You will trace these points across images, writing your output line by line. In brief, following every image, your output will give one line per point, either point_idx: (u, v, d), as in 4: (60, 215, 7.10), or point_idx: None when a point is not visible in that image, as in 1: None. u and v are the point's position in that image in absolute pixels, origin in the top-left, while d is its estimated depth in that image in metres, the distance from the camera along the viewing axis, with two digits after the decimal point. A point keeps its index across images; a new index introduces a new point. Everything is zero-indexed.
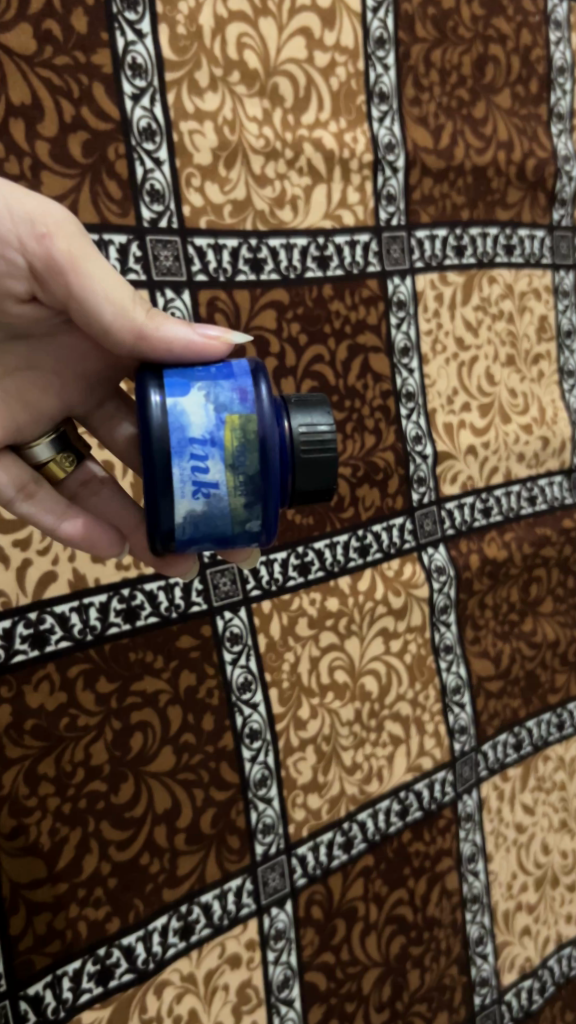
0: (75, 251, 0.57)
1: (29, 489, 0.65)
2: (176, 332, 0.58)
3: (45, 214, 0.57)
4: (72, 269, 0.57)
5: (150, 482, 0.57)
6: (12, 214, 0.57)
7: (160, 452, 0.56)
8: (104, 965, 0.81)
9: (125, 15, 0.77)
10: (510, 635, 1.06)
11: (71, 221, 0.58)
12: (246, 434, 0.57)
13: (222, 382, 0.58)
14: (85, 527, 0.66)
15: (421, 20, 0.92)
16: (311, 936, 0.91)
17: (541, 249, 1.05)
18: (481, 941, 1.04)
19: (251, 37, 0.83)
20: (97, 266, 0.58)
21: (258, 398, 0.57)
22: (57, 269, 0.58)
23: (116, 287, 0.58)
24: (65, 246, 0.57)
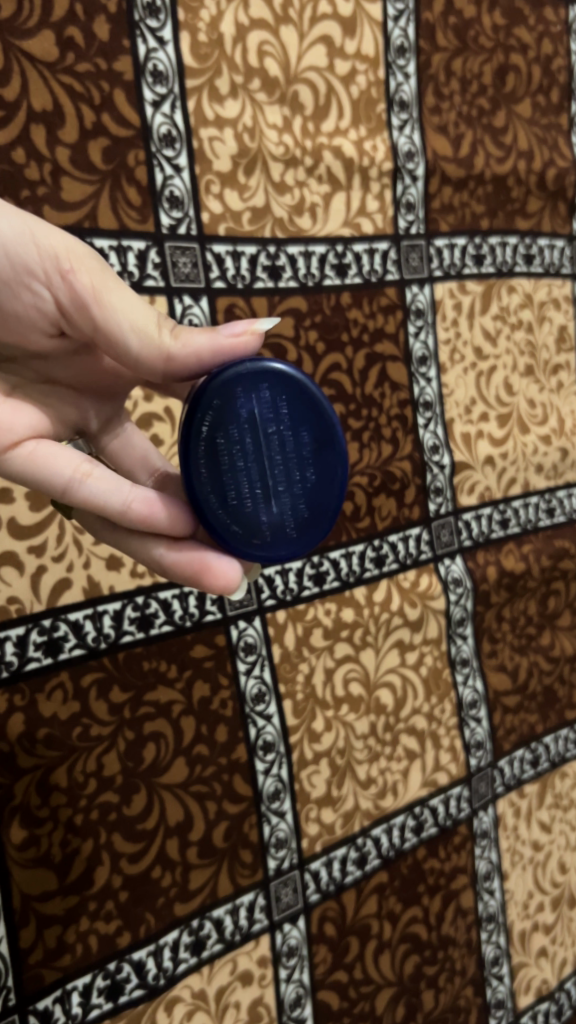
0: (101, 282, 0.55)
1: (86, 467, 0.57)
2: (207, 344, 0.56)
3: (71, 246, 0.56)
4: (97, 300, 0.55)
5: (323, 470, 0.58)
6: (35, 246, 0.55)
7: (321, 438, 0.58)
8: (114, 981, 0.80)
9: (147, 23, 0.77)
10: (528, 649, 1.04)
11: (91, 253, 0.56)
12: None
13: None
14: (155, 496, 0.57)
15: (442, 29, 0.92)
16: (323, 954, 0.90)
17: (560, 259, 1.05)
18: (497, 962, 1.02)
19: (272, 44, 0.83)
20: (123, 294, 0.56)
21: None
22: (81, 302, 0.56)
23: (143, 313, 0.56)
24: (90, 275, 0.55)
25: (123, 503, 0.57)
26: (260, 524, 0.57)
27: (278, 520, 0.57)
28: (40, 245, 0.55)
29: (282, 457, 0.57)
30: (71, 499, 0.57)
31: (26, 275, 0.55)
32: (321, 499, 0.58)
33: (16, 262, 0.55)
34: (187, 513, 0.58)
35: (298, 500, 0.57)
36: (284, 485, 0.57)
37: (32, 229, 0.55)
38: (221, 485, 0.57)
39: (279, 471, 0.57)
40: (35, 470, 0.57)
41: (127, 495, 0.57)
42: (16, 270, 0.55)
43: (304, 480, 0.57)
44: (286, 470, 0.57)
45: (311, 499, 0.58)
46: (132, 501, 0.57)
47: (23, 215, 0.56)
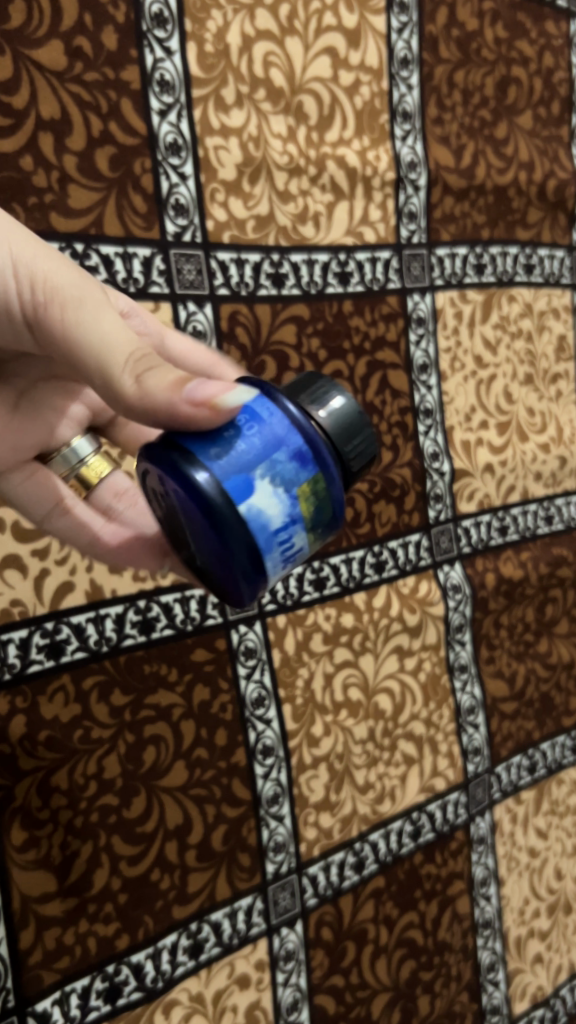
0: (70, 313, 0.53)
1: (64, 505, 0.67)
2: (170, 402, 0.51)
3: (48, 273, 0.53)
4: (65, 332, 0.53)
5: (232, 573, 0.55)
6: (15, 276, 0.53)
7: (244, 556, 0.54)
8: (112, 983, 0.80)
9: (155, 33, 0.78)
10: (525, 656, 1.05)
11: (71, 278, 0.53)
12: (314, 490, 0.55)
13: (285, 442, 0.54)
14: (119, 536, 0.68)
15: (445, 41, 0.93)
16: (320, 958, 0.90)
17: (560, 269, 1.06)
18: (493, 968, 1.02)
19: (277, 55, 0.84)
20: (90, 325, 0.52)
21: (304, 438, 0.55)
22: (54, 335, 0.53)
23: (107, 349, 0.52)
24: (59, 307, 0.53)
25: (88, 546, 0.68)
26: (188, 565, 0.58)
27: (200, 572, 0.58)
28: (18, 274, 0.53)
29: (200, 538, 0.55)
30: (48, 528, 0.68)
31: (2, 303, 0.54)
32: (231, 589, 0.56)
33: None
34: (148, 552, 0.68)
35: (212, 573, 0.56)
36: (201, 555, 0.56)
37: (11, 253, 0.53)
38: (164, 517, 0.57)
39: (198, 545, 0.55)
40: (18, 504, 0.67)
41: (93, 536, 0.68)
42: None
43: (216, 566, 0.55)
44: (203, 549, 0.55)
45: (221, 581, 0.56)
46: (96, 547, 0.68)
47: (6, 237, 0.54)
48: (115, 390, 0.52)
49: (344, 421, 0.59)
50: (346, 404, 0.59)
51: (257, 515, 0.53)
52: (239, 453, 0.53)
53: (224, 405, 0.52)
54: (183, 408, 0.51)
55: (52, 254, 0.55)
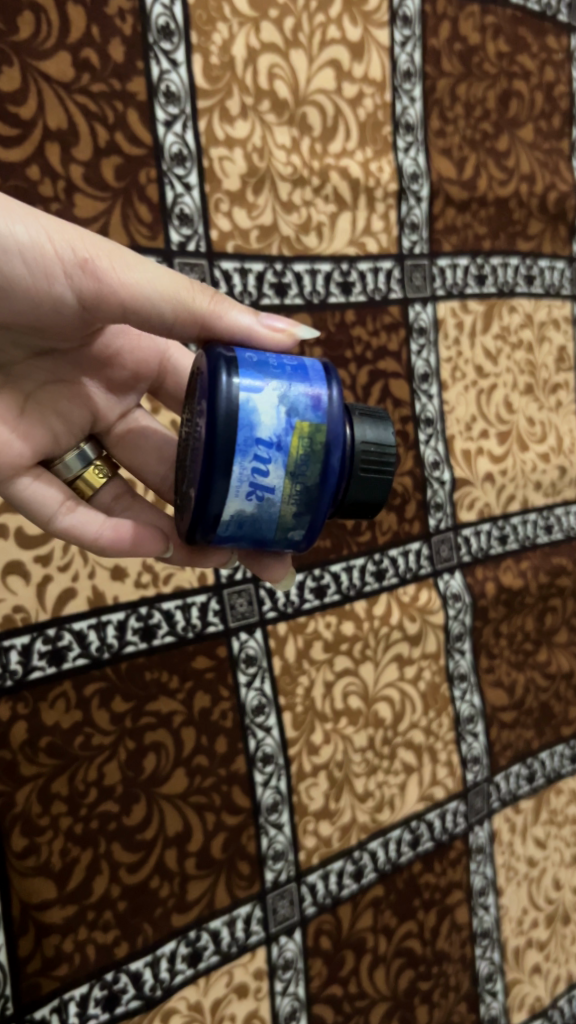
0: (125, 261, 0.58)
1: (71, 503, 0.67)
2: (246, 322, 0.59)
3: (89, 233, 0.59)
4: (122, 282, 0.58)
5: (202, 472, 0.57)
6: (54, 244, 0.58)
7: (221, 443, 0.56)
8: (111, 991, 0.80)
9: (161, 45, 0.79)
10: (524, 665, 1.05)
11: (105, 240, 0.59)
12: (311, 446, 0.57)
13: (313, 388, 0.58)
14: (128, 523, 0.68)
15: (448, 55, 0.94)
16: (319, 967, 0.90)
17: (560, 281, 1.07)
18: (491, 978, 1.02)
19: (282, 67, 0.84)
20: (148, 267, 0.59)
21: (331, 404, 0.58)
22: (106, 287, 0.58)
23: (173, 282, 0.58)
24: (109, 257, 0.58)
25: (97, 539, 0.67)
26: (179, 484, 0.61)
27: (183, 491, 0.60)
28: (56, 242, 0.58)
29: (194, 439, 0.58)
30: (55, 528, 0.67)
31: (47, 272, 0.58)
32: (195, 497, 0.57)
33: (38, 264, 0.58)
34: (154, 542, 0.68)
35: (190, 482, 0.58)
36: (189, 460, 0.59)
37: (47, 226, 0.58)
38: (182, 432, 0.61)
39: (191, 449, 0.58)
40: (26, 508, 0.67)
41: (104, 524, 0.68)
42: (38, 273, 0.58)
43: (194, 468, 0.58)
44: (192, 452, 0.58)
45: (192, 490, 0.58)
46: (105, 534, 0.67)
47: (37, 213, 0.58)
48: (188, 315, 0.59)
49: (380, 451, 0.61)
50: (387, 446, 0.62)
51: (246, 415, 0.56)
52: (268, 365, 0.57)
53: (299, 332, 0.61)
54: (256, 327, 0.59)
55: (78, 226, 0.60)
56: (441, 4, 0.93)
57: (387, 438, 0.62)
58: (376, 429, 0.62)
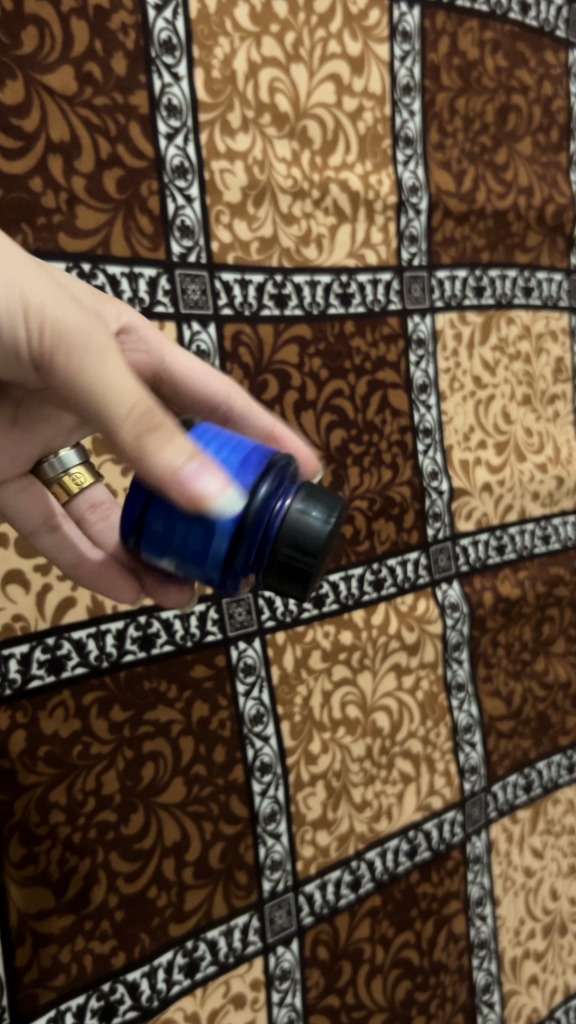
0: (80, 355, 0.50)
1: (57, 520, 0.68)
2: (170, 470, 0.50)
3: (61, 312, 0.51)
4: (70, 364, 0.50)
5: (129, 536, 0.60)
6: (19, 302, 0.50)
7: (133, 525, 0.56)
8: (108, 1002, 0.80)
9: (163, 59, 0.79)
10: (522, 675, 1.06)
11: (78, 314, 0.51)
12: (213, 561, 0.54)
13: (208, 539, 0.54)
14: None
15: (447, 69, 0.95)
16: (316, 978, 0.90)
17: (558, 293, 1.07)
18: (488, 989, 1.02)
19: (283, 81, 0.85)
20: (96, 374, 0.50)
21: (221, 549, 0.54)
22: (54, 362, 0.51)
23: (116, 399, 0.50)
24: (67, 349, 0.50)
25: (73, 567, 0.69)
26: None
27: None
28: (20, 302, 0.50)
29: None
30: (37, 540, 0.69)
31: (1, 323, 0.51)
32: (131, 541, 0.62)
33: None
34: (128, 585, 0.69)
35: None
36: None
37: (21, 284, 0.50)
38: None
39: None
40: (8, 515, 0.68)
41: (116, 542, 0.69)
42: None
43: None
44: None
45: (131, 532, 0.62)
46: (83, 567, 0.68)
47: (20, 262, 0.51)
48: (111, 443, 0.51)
49: (315, 525, 0.55)
50: (322, 535, 0.55)
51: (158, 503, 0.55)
52: (174, 514, 0.54)
53: (215, 503, 0.51)
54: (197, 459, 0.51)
55: (63, 287, 0.52)
56: (440, 19, 0.94)
57: (317, 530, 0.55)
58: (316, 504, 0.56)
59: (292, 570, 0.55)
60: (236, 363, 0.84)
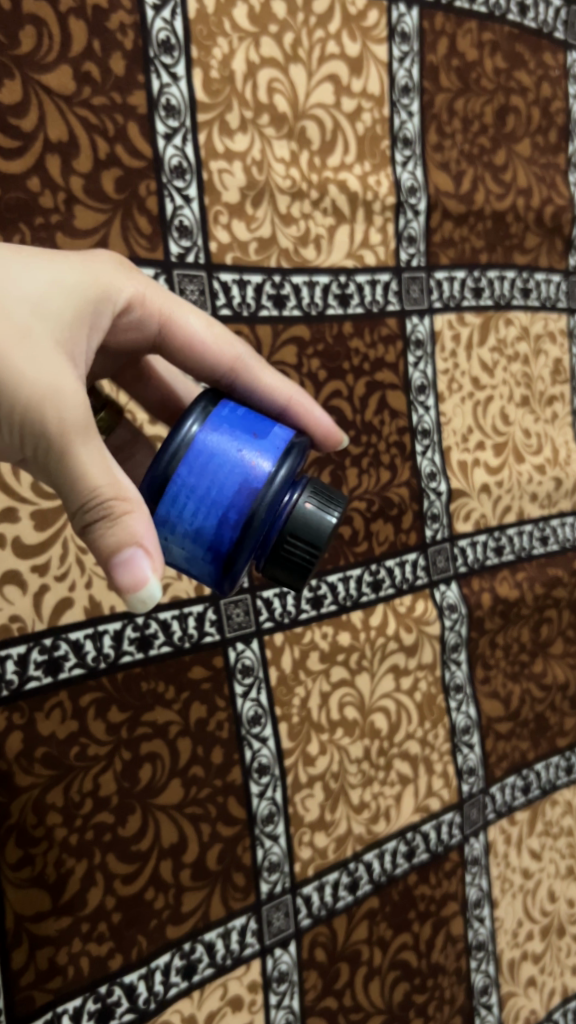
0: (52, 452, 0.57)
1: None
2: (114, 556, 0.56)
3: (40, 413, 0.56)
4: (36, 455, 0.57)
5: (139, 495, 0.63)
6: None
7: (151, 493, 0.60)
8: (105, 1004, 0.79)
9: (162, 60, 0.79)
10: (520, 676, 1.06)
11: (47, 419, 0.56)
12: (213, 551, 0.60)
13: (215, 529, 0.60)
14: None
15: (446, 71, 0.95)
16: (314, 980, 0.90)
17: (556, 294, 1.07)
18: (486, 991, 1.02)
19: (281, 82, 0.85)
20: (65, 470, 0.57)
21: (220, 544, 0.60)
22: (25, 449, 0.58)
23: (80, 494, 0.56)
24: (45, 443, 0.57)
25: None
26: None
27: None
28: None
29: None
30: None
31: None
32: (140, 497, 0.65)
33: None
34: None
35: None
36: None
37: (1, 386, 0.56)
38: None
39: None
40: None
41: None
42: None
43: None
44: None
45: None
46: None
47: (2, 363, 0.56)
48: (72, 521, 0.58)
49: (321, 521, 0.62)
50: (324, 535, 0.62)
51: (171, 490, 0.60)
52: (193, 497, 0.59)
53: (149, 594, 0.57)
54: (154, 530, 0.57)
55: (37, 385, 0.56)
56: (439, 20, 0.94)
57: (322, 528, 0.62)
58: (324, 503, 0.62)
59: (294, 560, 0.62)
60: None
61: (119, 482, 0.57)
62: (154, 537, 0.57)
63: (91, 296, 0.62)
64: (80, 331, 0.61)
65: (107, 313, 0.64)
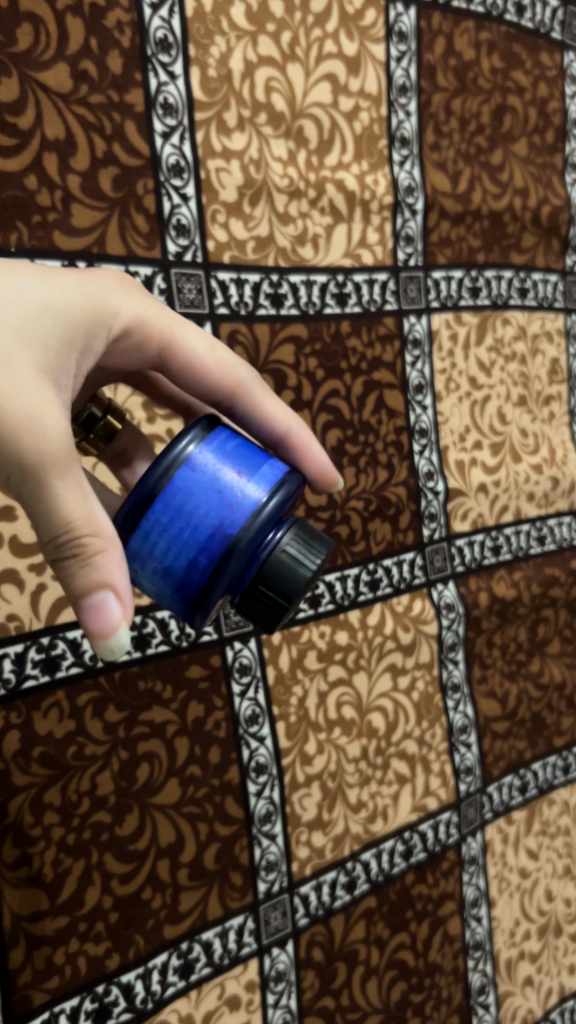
0: (30, 483, 0.56)
1: None
2: (83, 601, 0.56)
3: (18, 443, 0.55)
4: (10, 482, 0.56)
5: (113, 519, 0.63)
6: None
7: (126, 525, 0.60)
8: (102, 1004, 0.79)
9: (159, 58, 0.79)
10: (517, 676, 1.06)
11: (22, 450, 0.55)
12: (181, 592, 0.60)
13: (185, 570, 0.60)
14: None
15: (443, 70, 0.95)
16: (311, 979, 0.90)
17: (553, 294, 1.08)
18: (483, 990, 1.02)
19: (279, 81, 0.85)
20: (43, 502, 0.56)
21: (189, 586, 0.60)
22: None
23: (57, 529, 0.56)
24: (23, 474, 0.56)
25: None
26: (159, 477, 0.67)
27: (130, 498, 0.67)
28: None
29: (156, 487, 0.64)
30: None
31: None
32: None
33: None
34: None
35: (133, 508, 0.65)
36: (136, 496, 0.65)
37: None
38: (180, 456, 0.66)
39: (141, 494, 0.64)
40: None
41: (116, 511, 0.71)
42: None
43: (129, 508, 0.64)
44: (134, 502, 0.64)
45: None
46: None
47: None
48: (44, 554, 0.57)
49: (303, 571, 0.62)
50: (302, 580, 0.62)
51: (147, 525, 0.60)
52: (166, 537, 0.59)
53: (113, 643, 0.58)
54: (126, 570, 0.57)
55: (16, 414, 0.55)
56: (437, 20, 0.94)
57: (301, 572, 0.61)
58: (305, 548, 0.62)
59: (269, 602, 0.62)
60: None
61: (94, 517, 0.56)
62: (125, 578, 0.57)
63: (85, 317, 0.62)
64: (68, 355, 0.60)
65: (102, 336, 0.64)
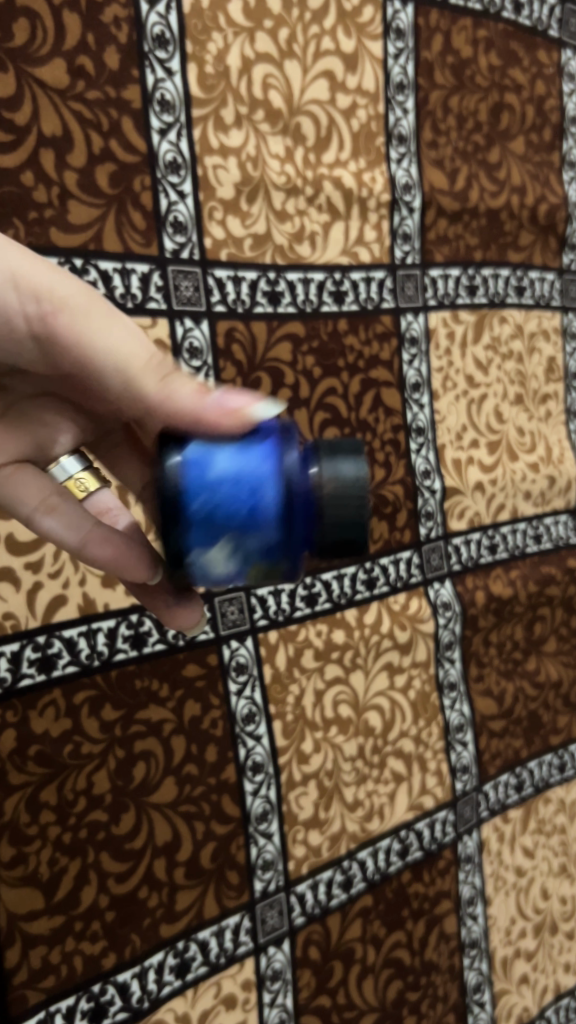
0: (85, 333, 0.55)
1: (51, 502, 0.61)
2: (190, 401, 0.54)
3: (59, 297, 0.55)
4: (83, 339, 0.56)
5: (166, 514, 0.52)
6: (19, 289, 0.55)
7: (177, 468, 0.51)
8: (98, 1003, 0.79)
9: (156, 54, 0.79)
10: (513, 675, 1.06)
11: (77, 292, 0.56)
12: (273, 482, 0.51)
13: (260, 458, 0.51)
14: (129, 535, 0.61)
15: (440, 67, 0.95)
16: (307, 978, 0.90)
17: (550, 292, 1.08)
18: (479, 989, 1.02)
19: (276, 78, 0.85)
20: (110, 347, 0.56)
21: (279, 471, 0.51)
22: (65, 341, 0.56)
23: (126, 365, 0.56)
24: (71, 319, 0.55)
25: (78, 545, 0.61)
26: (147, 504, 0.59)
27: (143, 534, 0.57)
28: (20, 291, 0.55)
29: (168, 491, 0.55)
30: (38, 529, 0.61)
31: (11, 326, 0.56)
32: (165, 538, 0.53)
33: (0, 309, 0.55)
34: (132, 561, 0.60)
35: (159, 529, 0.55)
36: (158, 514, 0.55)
37: (18, 274, 0.55)
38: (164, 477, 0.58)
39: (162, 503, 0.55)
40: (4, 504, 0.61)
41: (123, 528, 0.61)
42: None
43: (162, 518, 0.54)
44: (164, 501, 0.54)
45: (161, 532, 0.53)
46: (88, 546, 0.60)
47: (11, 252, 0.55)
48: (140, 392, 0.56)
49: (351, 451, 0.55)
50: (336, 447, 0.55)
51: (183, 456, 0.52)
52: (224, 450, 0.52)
53: (255, 414, 0.53)
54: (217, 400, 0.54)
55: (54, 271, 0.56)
56: (434, 17, 0.94)
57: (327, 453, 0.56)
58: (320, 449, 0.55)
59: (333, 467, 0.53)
60: (229, 360, 0.84)
61: None
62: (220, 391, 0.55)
63: None
64: None
65: None
